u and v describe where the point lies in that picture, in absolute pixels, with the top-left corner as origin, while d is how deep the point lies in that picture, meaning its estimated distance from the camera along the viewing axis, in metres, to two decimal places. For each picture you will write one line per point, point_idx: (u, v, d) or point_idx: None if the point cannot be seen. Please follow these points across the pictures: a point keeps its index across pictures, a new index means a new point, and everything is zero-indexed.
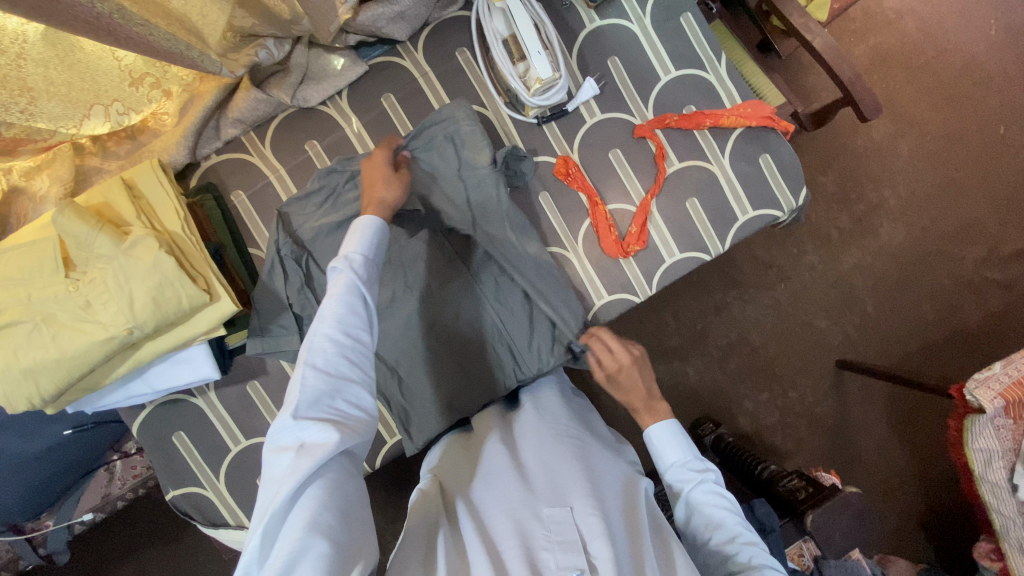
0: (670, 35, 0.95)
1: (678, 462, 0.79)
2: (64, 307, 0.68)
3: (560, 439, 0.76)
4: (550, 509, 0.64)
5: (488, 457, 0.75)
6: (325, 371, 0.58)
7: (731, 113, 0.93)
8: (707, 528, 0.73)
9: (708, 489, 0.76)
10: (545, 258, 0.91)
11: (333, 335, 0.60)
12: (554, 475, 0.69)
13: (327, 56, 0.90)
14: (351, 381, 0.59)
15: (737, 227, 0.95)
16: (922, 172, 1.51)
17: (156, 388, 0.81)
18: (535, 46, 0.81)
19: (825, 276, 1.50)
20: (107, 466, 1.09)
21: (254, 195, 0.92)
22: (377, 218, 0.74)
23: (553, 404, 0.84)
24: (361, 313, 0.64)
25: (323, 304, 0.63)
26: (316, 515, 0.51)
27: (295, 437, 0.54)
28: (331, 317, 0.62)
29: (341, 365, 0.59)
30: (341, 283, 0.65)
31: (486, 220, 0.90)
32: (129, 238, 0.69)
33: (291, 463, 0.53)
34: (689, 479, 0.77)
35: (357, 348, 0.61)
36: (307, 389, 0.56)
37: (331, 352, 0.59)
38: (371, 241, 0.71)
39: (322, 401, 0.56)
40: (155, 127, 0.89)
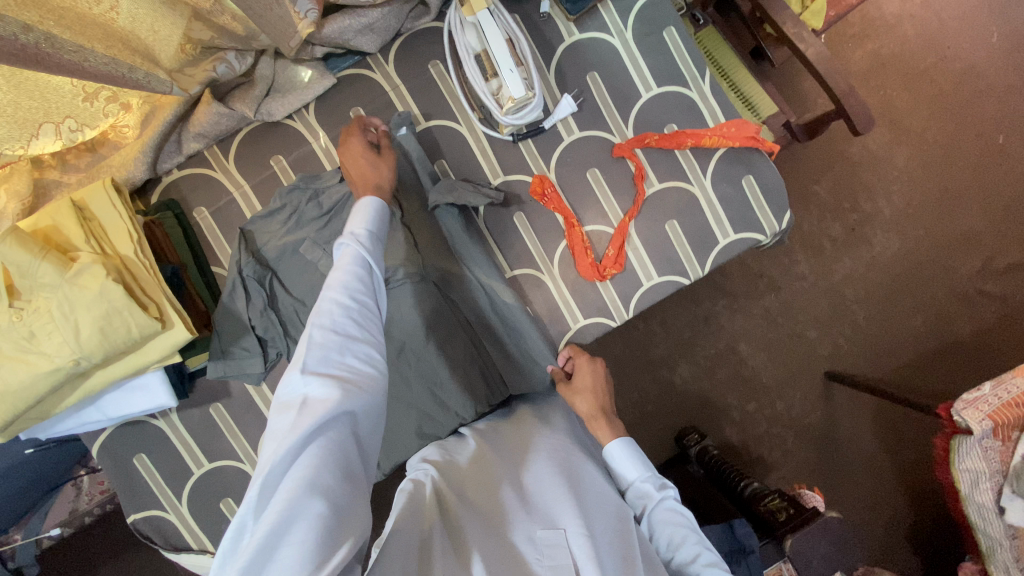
0: (652, 49, 0.91)
1: (637, 480, 0.77)
2: (7, 338, 0.65)
3: (553, 455, 0.75)
4: (545, 530, 0.62)
5: (490, 464, 0.73)
6: (333, 330, 0.55)
7: (714, 132, 0.90)
8: (670, 547, 0.71)
9: (668, 508, 0.74)
10: (507, 294, 0.89)
11: (342, 299, 0.58)
12: (544, 493, 0.67)
13: (295, 67, 0.86)
14: (362, 345, 0.56)
15: (718, 249, 0.92)
16: (917, 182, 1.48)
17: (110, 415, 0.79)
18: (508, 64, 0.77)
19: (815, 287, 1.47)
20: (74, 482, 1.07)
21: (217, 212, 0.89)
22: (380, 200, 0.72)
23: (550, 423, 0.83)
24: (367, 282, 0.62)
25: (330, 274, 0.61)
26: (316, 472, 0.47)
27: (298, 392, 0.51)
28: (338, 284, 0.60)
29: (349, 325, 0.57)
30: (351, 254, 0.64)
31: (434, 263, 0.88)
32: (75, 264, 0.66)
33: (294, 418, 0.49)
34: (651, 495, 0.76)
35: (365, 312, 0.59)
36: (315, 347, 0.54)
37: (338, 313, 0.57)
38: (378, 218, 0.69)
39: (329, 360, 0.54)
40: (116, 139, 0.85)
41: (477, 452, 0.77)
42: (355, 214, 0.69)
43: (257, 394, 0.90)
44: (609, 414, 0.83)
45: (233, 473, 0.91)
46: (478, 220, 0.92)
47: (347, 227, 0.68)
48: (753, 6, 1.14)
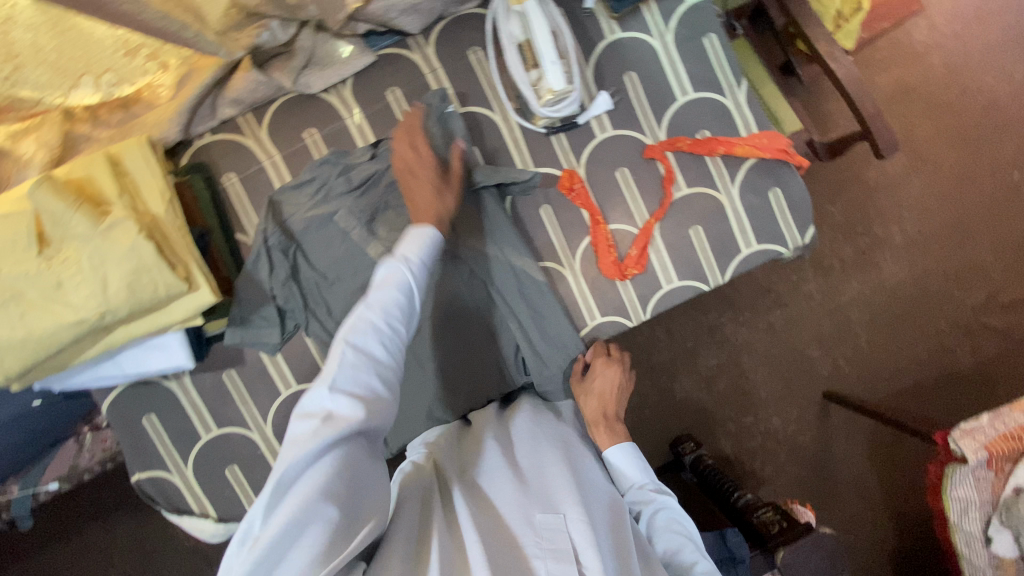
0: (691, 55, 0.91)
1: (637, 487, 0.81)
2: (34, 285, 0.64)
3: (553, 443, 0.76)
4: (544, 515, 0.62)
5: (487, 450, 0.75)
6: (365, 351, 0.57)
7: (745, 143, 0.91)
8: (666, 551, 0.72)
9: (668, 516, 0.76)
10: (542, 291, 0.90)
11: (377, 319, 0.60)
12: (546, 481, 0.68)
13: (334, 42, 0.87)
14: (388, 370, 0.58)
15: (739, 259, 0.93)
16: (930, 211, 1.49)
17: (126, 372, 0.78)
18: (551, 54, 0.78)
19: (821, 306, 1.48)
20: (78, 437, 1.08)
21: (246, 178, 0.89)
22: (435, 231, 0.72)
23: (544, 413, 0.85)
24: (405, 309, 0.63)
25: (372, 291, 0.63)
26: (328, 491, 0.49)
27: (322, 406, 0.53)
28: (379, 306, 0.61)
29: (379, 347, 0.58)
30: (393, 276, 0.64)
31: (467, 237, 0.88)
32: (108, 219, 0.66)
33: (314, 429, 0.51)
34: (649, 500, 0.79)
35: (396, 339, 0.60)
36: (346, 363, 0.55)
37: (372, 334, 0.59)
38: (431, 247, 0.70)
39: (357, 378, 0.55)
40: (150, 99, 0.85)
41: (476, 437, 0.81)
42: (411, 238, 0.70)
43: (271, 364, 0.90)
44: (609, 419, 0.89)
45: (240, 441, 0.91)
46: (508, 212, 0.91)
47: (399, 248, 0.68)
48: (788, 21, 1.14)
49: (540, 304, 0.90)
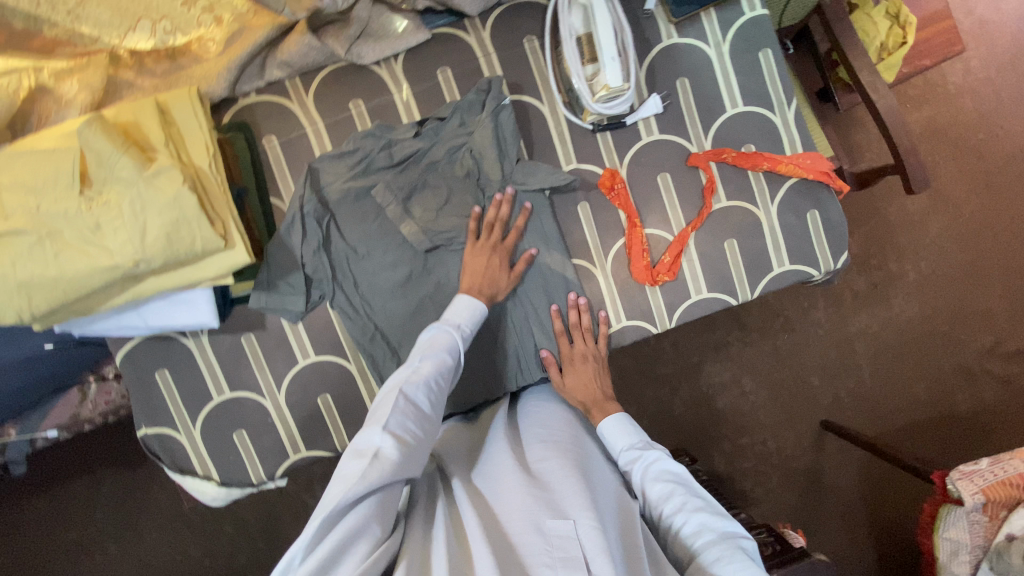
0: (744, 68, 0.91)
1: (623, 448, 0.79)
2: (72, 225, 0.63)
3: (564, 445, 0.76)
4: (556, 521, 0.61)
5: (494, 452, 0.76)
6: (413, 404, 0.65)
7: (791, 161, 0.91)
8: (658, 502, 0.71)
9: (657, 466, 0.75)
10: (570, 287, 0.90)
11: (427, 375, 0.69)
12: (556, 484, 0.67)
13: (390, 15, 0.87)
14: (430, 426, 0.66)
15: (769, 277, 0.93)
16: (947, 252, 1.49)
17: (149, 323, 0.77)
18: (611, 52, 0.78)
19: (829, 335, 1.48)
20: (82, 387, 1.07)
21: (287, 143, 0.88)
22: (483, 304, 0.81)
23: (550, 409, 0.85)
24: (449, 373, 0.72)
25: (425, 350, 0.72)
26: (367, 526, 0.55)
27: (373, 445, 0.59)
28: (430, 365, 0.70)
29: (425, 404, 0.67)
30: (443, 340, 0.74)
31: None
32: (153, 165, 0.65)
33: (364, 468, 0.57)
34: (635, 459, 0.77)
35: (438, 398, 0.69)
36: (398, 412, 0.63)
37: (421, 390, 0.67)
38: (478, 318, 0.80)
39: (403, 427, 0.62)
40: (198, 52, 0.86)
41: (485, 440, 0.81)
42: (460, 305, 0.80)
43: (291, 332, 0.89)
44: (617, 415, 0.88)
45: (251, 407, 0.90)
46: (531, 189, 0.87)
47: (451, 315, 0.79)
48: (833, 47, 1.14)
49: (566, 300, 0.90)
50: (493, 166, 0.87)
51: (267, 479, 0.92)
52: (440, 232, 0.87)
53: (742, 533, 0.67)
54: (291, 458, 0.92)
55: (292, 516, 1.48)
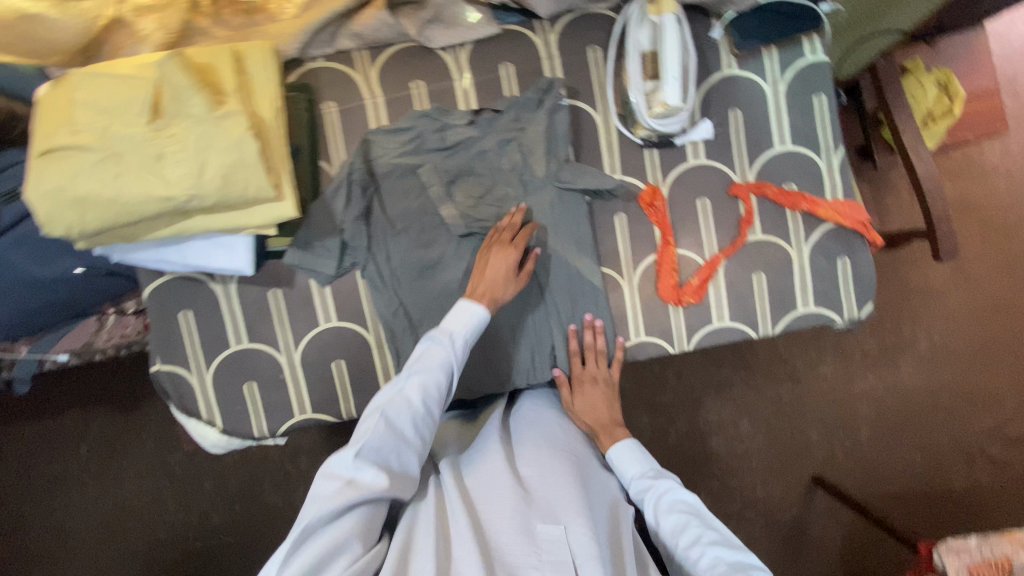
0: (797, 109, 0.92)
1: (635, 477, 0.82)
2: (136, 150, 0.65)
3: (555, 449, 0.82)
4: (546, 527, 0.70)
5: (489, 446, 0.82)
6: (394, 426, 0.68)
7: (829, 206, 0.92)
8: (672, 534, 0.74)
9: (671, 497, 0.78)
10: (593, 292, 0.91)
11: (411, 395, 0.71)
12: (548, 491, 0.75)
13: (463, 6, 0.89)
14: (410, 449, 0.69)
15: (791, 317, 0.94)
16: (960, 328, 1.49)
17: (187, 261, 0.78)
18: (674, 71, 0.80)
19: (832, 390, 1.48)
20: (100, 317, 1.08)
21: (345, 111, 0.90)
22: (484, 311, 0.80)
23: (544, 409, 0.91)
24: (438, 391, 0.73)
25: (413, 368, 0.74)
26: (340, 541, 0.61)
27: (349, 469, 0.65)
28: (417, 384, 0.72)
29: (408, 426, 0.69)
30: (435, 355, 0.75)
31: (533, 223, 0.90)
32: (223, 108, 0.67)
33: (339, 490, 0.63)
34: (648, 488, 0.80)
35: (424, 418, 0.71)
36: (376, 435, 0.67)
37: (405, 412, 0.70)
38: (475, 329, 0.79)
39: (381, 450, 0.66)
40: (273, 12, 0.87)
41: (484, 431, 0.87)
42: (458, 315, 0.79)
43: (317, 294, 0.90)
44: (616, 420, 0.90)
45: (265, 360, 0.91)
46: (573, 191, 0.89)
47: (448, 325, 0.79)
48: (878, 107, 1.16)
49: (590, 306, 0.91)
50: (539, 164, 0.89)
51: (268, 435, 0.93)
52: (478, 219, 0.89)
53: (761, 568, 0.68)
54: (295, 418, 0.92)
55: (271, 485, 1.49)
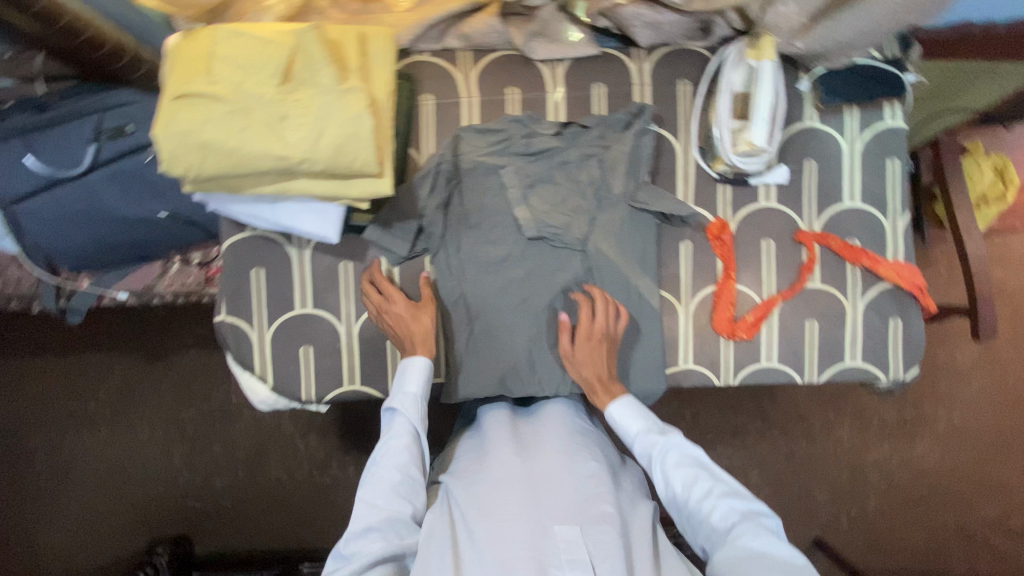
0: (870, 169, 0.95)
1: (640, 432, 0.85)
2: (263, 109, 0.69)
3: (562, 449, 0.82)
4: (562, 527, 0.73)
5: (497, 451, 0.83)
6: (374, 506, 0.76)
7: (889, 265, 0.94)
8: (683, 488, 0.78)
9: (678, 453, 0.82)
10: (649, 312, 0.93)
11: (383, 471, 0.79)
12: (561, 492, 0.77)
13: (568, 24, 0.94)
14: (391, 510, 0.76)
15: (835, 368, 0.95)
16: (985, 413, 1.48)
17: (280, 222, 0.82)
18: (763, 114, 0.84)
19: (846, 454, 1.48)
20: (165, 262, 1.10)
21: (441, 105, 0.94)
22: (426, 360, 0.88)
23: (552, 414, 0.90)
24: (408, 454, 0.81)
25: (382, 441, 0.83)
26: None
27: (348, 551, 0.73)
28: (385, 457, 0.80)
29: (388, 498, 0.77)
30: (397, 427, 0.83)
31: (601, 236, 0.93)
32: (347, 82, 0.71)
33: (344, 566, 0.72)
34: (656, 445, 0.84)
35: (403, 484, 0.79)
36: (359, 521, 0.75)
37: (383, 487, 0.78)
38: (425, 382, 0.87)
39: (365, 535, 0.74)
40: (389, 4, 0.93)
41: (490, 432, 0.88)
42: (409, 375, 0.86)
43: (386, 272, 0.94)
44: (604, 381, 0.88)
45: (324, 327, 0.95)
46: (647, 211, 0.92)
47: (403, 390, 0.86)
48: (937, 181, 1.18)
49: (644, 326, 0.93)
50: (618, 183, 0.92)
51: (314, 400, 0.95)
52: (550, 225, 0.92)
53: (762, 510, 0.76)
54: (343, 388, 0.95)
55: (278, 457, 1.51)
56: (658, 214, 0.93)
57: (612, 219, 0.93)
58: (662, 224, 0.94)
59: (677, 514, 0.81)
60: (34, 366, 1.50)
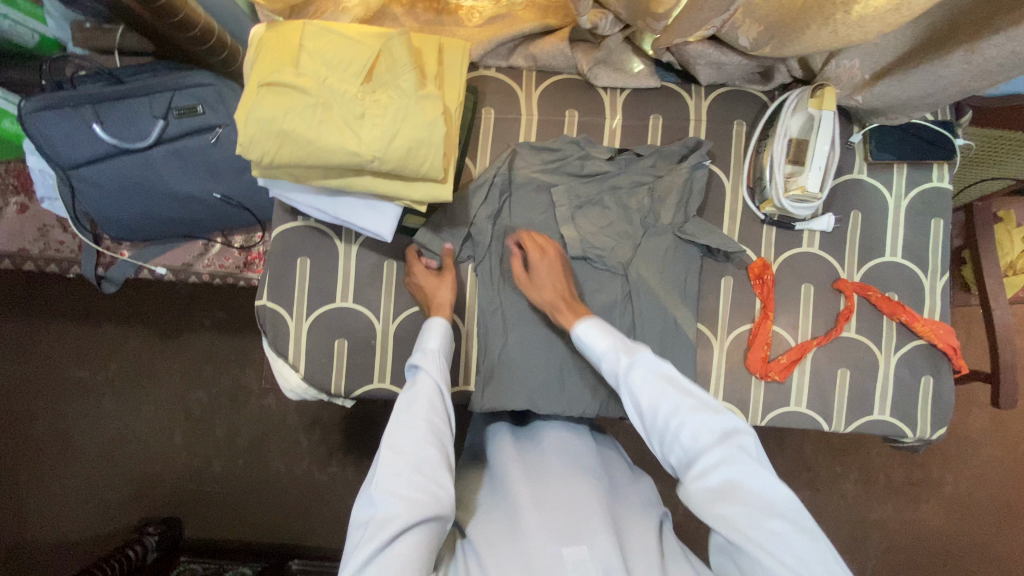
0: (914, 227, 0.97)
1: (608, 350, 0.78)
2: (344, 105, 0.71)
3: (571, 478, 0.81)
4: (570, 549, 0.70)
5: (506, 481, 0.82)
6: (403, 454, 0.71)
7: (927, 323, 0.95)
8: (649, 402, 0.72)
9: (642, 364, 0.75)
10: (685, 346, 0.93)
11: (407, 420, 0.74)
12: (569, 516, 0.75)
13: (631, 55, 0.96)
14: (421, 454, 0.71)
15: (863, 420, 0.95)
16: (995, 484, 1.46)
17: (338, 216, 0.84)
18: (819, 163, 0.86)
19: (849, 510, 1.46)
20: (207, 243, 1.10)
21: (501, 120, 0.97)
22: (446, 319, 0.86)
23: (561, 442, 0.90)
24: (430, 405, 0.76)
25: (404, 395, 0.78)
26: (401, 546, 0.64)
27: (379, 500, 0.67)
28: (405, 408, 0.75)
29: (417, 446, 0.72)
30: (419, 379, 0.79)
31: (643, 264, 0.94)
32: (426, 89, 0.73)
33: (377, 516, 0.66)
34: (621, 362, 0.76)
35: (432, 432, 0.74)
36: (390, 467, 0.69)
37: (408, 436, 0.73)
38: (447, 338, 0.84)
39: (397, 480, 0.69)
40: (462, 17, 0.96)
41: (498, 462, 0.87)
42: (432, 332, 0.84)
43: None
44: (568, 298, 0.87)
45: (362, 323, 0.95)
46: (693, 244, 0.93)
47: (423, 346, 0.82)
48: (967, 247, 1.20)
49: (679, 357, 0.92)
50: (666, 213, 0.94)
51: (342, 394, 0.96)
52: (595, 247, 0.93)
53: (739, 427, 0.69)
54: (372, 385, 0.95)
55: (280, 449, 1.49)
56: (702, 247, 0.95)
57: (657, 247, 0.94)
58: (705, 258, 0.96)
59: (643, 438, 0.76)
60: (52, 330, 1.51)
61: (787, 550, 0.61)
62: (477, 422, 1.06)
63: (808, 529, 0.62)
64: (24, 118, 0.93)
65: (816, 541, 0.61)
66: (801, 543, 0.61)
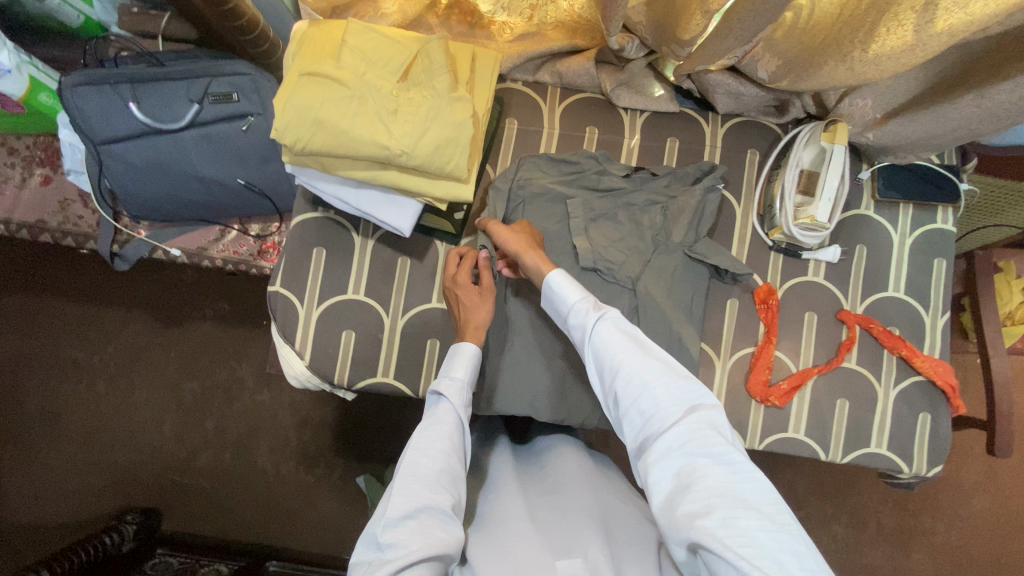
0: (917, 265, 0.99)
1: (576, 305, 0.77)
2: (378, 99, 0.74)
3: (570, 497, 0.79)
4: (564, 562, 0.67)
5: (503, 497, 0.80)
6: (411, 494, 0.66)
7: (926, 360, 0.96)
8: (615, 362, 0.70)
9: (611, 324, 0.73)
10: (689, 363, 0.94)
11: (422, 457, 0.69)
12: (567, 532, 0.72)
13: (653, 81, 1.01)
14: (431, 498, 0.66)
15: (858, 452, 0.96)
16: (984, 537, 1.45)
17: (360, 208, 0.86)
18: (828, 194, 0.89)
19: (838, 552, 1.45)
20: (223, 229, 1.13)
21: (523, 131, 1.01)
22: (474, 348, 0.83)
23: (562, 461, 0.88)
24: (446, 441, 0.72)
25: (421, 424, 0.75)
26: None
27: (384, 543, 0.62)
28: (421, 440, 0.72)
29: (429, 486, 0.67)
30: (438, 411, 0.76)
31: (651, 280, 0.94)
32: (458, 92, 0.77)
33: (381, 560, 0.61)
34: (589, 319, 0.75)
35: (446, 473, 0.69)
36: (399, 507, 0.64)
37: (420, 473, 0.68)
38: (470, 369, 0.81)
39: (403, 523, 0.63)
40: (493, 32, 1.00)
41: (498, 479, 0.85)
42: (456, 361, 0.81)
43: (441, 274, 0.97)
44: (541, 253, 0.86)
45: (370, 316, 0.97)
46: (702, 263, 0.95)
47: (445, 376, 0.80)
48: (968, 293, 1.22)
49: None
50: (678, 232, 0.96)
51: (344, 385, 0.97)
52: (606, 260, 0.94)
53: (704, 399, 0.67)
54: (375, 378, 0.96)
55: (269, 445, 1.48)
56: (711, 267, 0.97)
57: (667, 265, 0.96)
58: (714, 279, 0.98)
59: (608, 407, 0.74)
60: (55, 306, 1.51)
61: (760, 548, 0.56)
62: (475, 425, 1.06)
63: (781, 524, 0.58)
64: (63, 92, 0.95)
65: (789, 539, 0.57)
66: (773, 537, 0.57)
